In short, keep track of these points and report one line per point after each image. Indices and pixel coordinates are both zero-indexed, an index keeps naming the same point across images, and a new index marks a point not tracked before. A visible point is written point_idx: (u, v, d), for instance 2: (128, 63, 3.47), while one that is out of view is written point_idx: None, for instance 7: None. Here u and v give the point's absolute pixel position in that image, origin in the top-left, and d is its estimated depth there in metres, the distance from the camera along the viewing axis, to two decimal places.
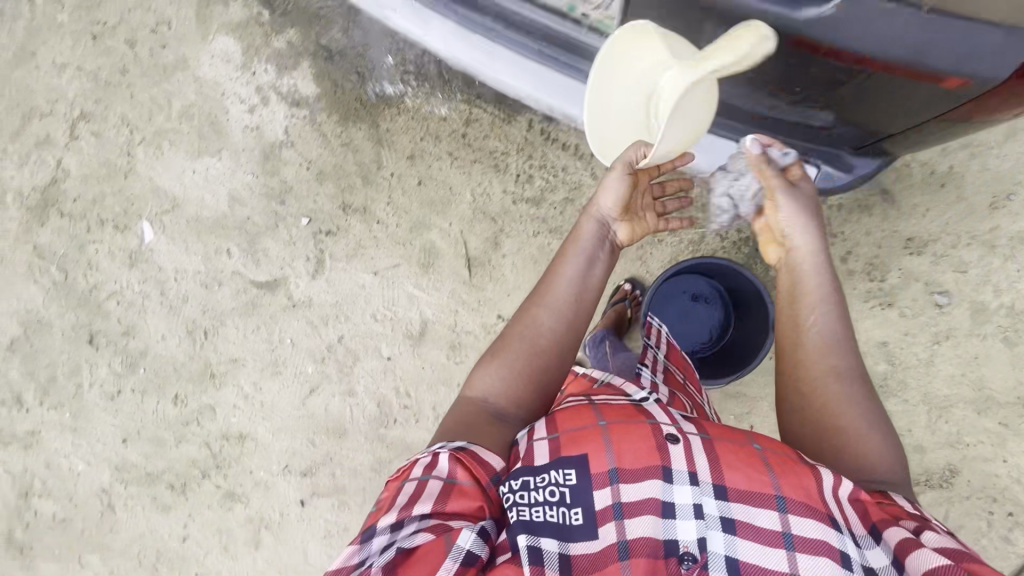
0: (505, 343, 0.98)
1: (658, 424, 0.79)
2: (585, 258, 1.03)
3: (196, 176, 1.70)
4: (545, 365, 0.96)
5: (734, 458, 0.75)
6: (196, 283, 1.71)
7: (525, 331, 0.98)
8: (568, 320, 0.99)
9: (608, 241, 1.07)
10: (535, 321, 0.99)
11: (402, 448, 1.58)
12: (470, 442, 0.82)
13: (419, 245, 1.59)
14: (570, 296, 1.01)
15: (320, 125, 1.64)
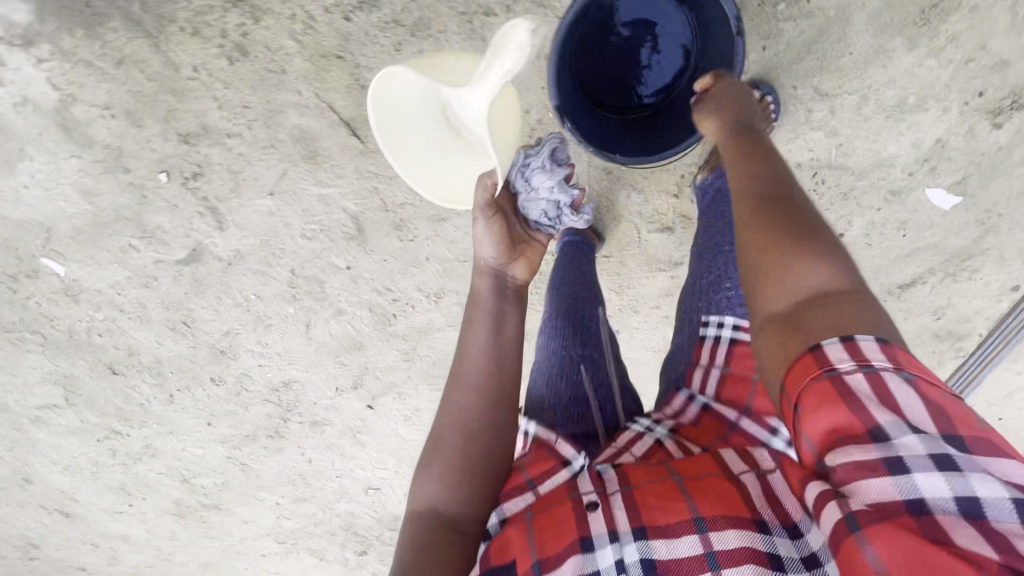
0: (439, 439, 0.89)
1: (579, 496, 0.76)
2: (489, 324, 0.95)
3: (31, 189, 1.41)
4: (485, 451, 0.86)
5: (651, 496, 0.73)
6: (137, 286, 1.57)
7: (454, 425, 0.88)
8: (492, 397, 0.90)
9: (507, 290, 1.00)
10: (458, 408, 0.89)
11: (417, 334, 1.54)
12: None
13: (287, 138, 1.24)
14: (489, 369, 0.92)
15: (73, 51, 1.18)
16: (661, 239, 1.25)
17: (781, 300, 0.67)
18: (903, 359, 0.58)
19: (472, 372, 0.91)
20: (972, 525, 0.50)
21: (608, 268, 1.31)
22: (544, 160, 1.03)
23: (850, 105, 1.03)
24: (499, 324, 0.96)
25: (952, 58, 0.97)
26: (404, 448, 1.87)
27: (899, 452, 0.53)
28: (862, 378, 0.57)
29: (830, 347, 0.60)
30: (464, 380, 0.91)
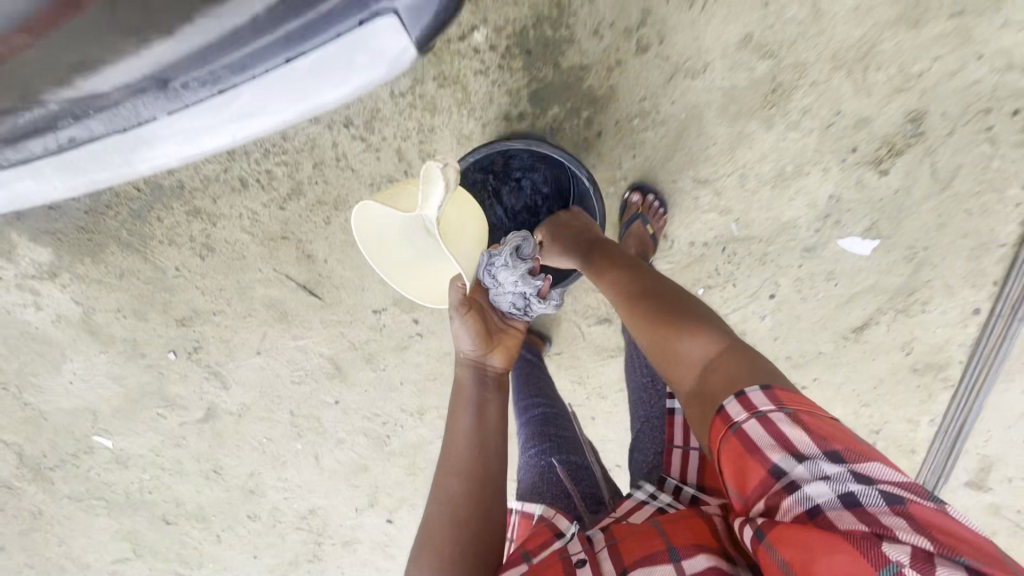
0: (419, 536, 0.73)
1: (568, 554, 0.67)
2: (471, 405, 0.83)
3: (76, 382, 1.67)
4: (479, 537, 0.70)
5: (632, 543, 0.66)
6: (171, 445, 1.78)
7: (443, 511, 0.72)
8: (481, 481, 0.75)
9: (489, 376, 0.89)
10: (447, 491, 0.74)
11: (412, 448, 1.63)
12: None
13: (260, 306, 1.42)
14: (478, 440, 0.80)
15: (87, 274, 1.44)
16: (602, 327, 1.31)
17: (684, 375, 0.69)
18: (784, 397, 0.57)
19: (458, 450, 0.78)
20: (854, 517, 0.47)
21: (561, 363, 1.37)
22: (507, 259, 0.93)
23: (732, 185, 1.08)
24: (484, 398, 0.85)
25: (810, 128, 1.01)
26: None
27: (803, 487, 0.50)
28: (756, 423, 0.56)
29: (730, 405, 0.59)
30: (450, 459, 0.78)
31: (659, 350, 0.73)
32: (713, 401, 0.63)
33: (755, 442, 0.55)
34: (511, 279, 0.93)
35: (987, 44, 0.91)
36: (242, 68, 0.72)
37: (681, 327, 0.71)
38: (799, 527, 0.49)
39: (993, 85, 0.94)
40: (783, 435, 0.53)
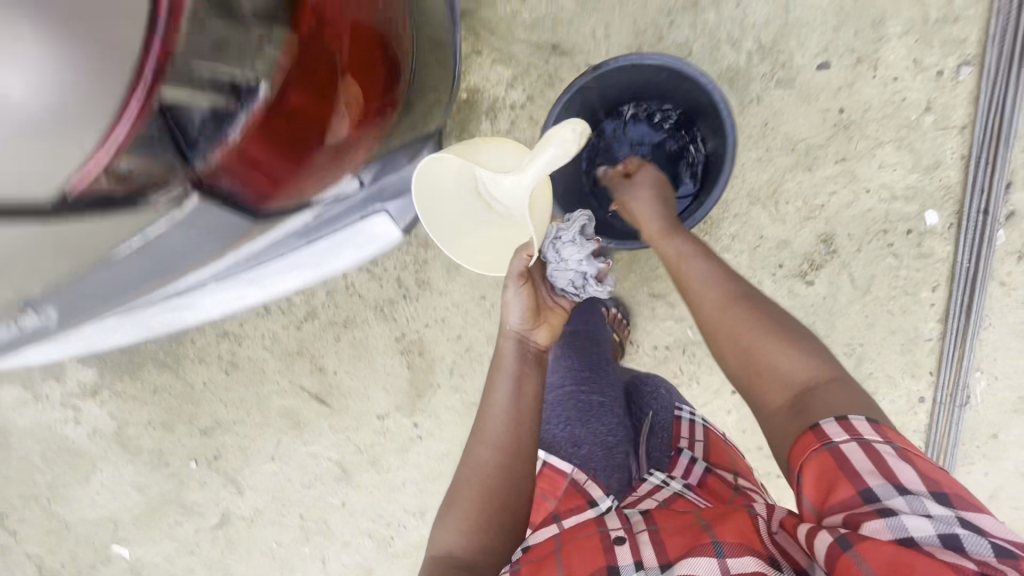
0: (454, 489, 0.86)
1: (606, 531, 0.77)
2: (512, 378, 0.93)
3: (103, 492, 1.78)
4: (504, 502, 0.83)
5: (672, 532, 0.73)
6: (184, 554, 1.84)
7: (475, 474, 0.85)
8: (514, 451, 0.87)
9: (531, 355, 0.98)
10: (481, 461, 0.87)
11: (415, 548, 1.68)
12: None
13: (277, 415, 1.57)
14: (515, 420, 0.90)
15: (126, 390, 1.62)
16: None
17: (772, 389, 0.77)
18: (890, 433, 0.65)
19: (497, 424, 0.89)
20: (955, 554, 0.53)
21: None
22: (576, 236, 0.99)
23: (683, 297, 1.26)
24: (524, 378, 0.94)
25: (741, 250, 1.21)
26: None
27: (905, 523, 0.56)
28: (857, 446, 0.63)
29: (828, 424, 0.67)
30: (488, 434, 0.89)
31: (747, 357, 0.80)
32: (804, 417, 0.70)
33: (853, 462, 0.62)
34: (576, 255, 0.99)
35: (871, 180, 1.12)
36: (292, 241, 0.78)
37: (773, 350, 0.78)
38: (896, 548, 0.55)
39: (883, 211, 1.14)
40: (889, 467, 0.61)
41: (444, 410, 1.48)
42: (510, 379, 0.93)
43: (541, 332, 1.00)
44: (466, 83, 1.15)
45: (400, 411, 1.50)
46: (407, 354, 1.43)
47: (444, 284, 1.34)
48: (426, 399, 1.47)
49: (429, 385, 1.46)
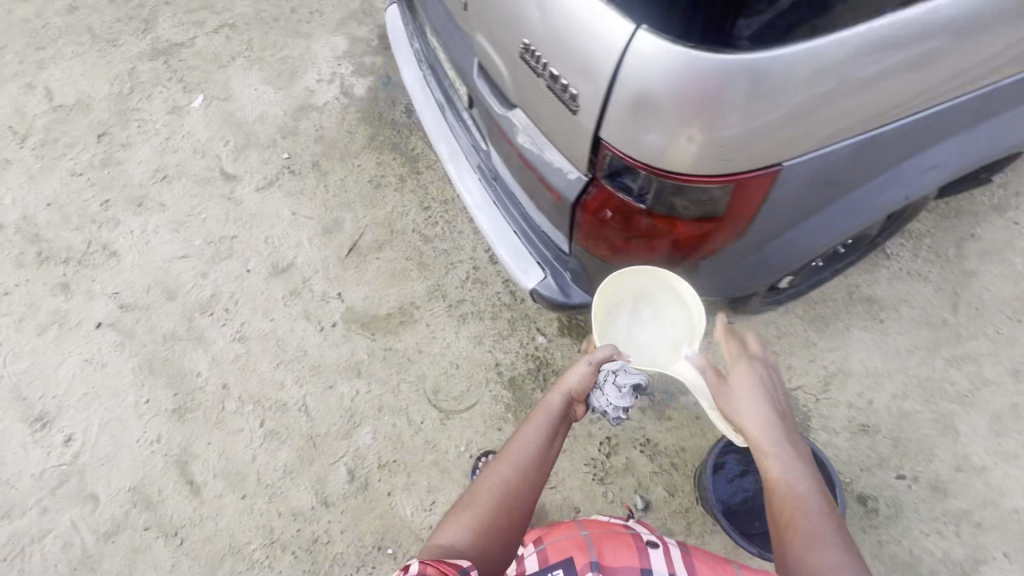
0: (469, 490, 0.81)
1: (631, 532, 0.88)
2: (544, 434, 0.87)
3: (254, 93, 2.23)
4: (505, 527, 0.77)
5: (605, 536, 0.85)
6: (192, 147, 2.14)
7: (499, 493, 0.80)
8: (525, 488, 0.82)
9: (568, 418, 0.93)
10: (502, 478, 0.82)
11: (194, 335, 1.76)
12: (582, 375, 0.93)
13: (334, 216, 1.93)
14: (528, 472, 0.83)
15: (347, 114, 2.15)
16: (345, 476, 1.53)
17: None
18: None
19: (525, 452, 0.85)
20: None
21: (306, 451, 1.57)
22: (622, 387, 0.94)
23: None
24: (555, 437, 0.89)
25: None
26: (41, 372, 1.75)
27: None
28: None
29: None
30: (513, 455, 0.84)
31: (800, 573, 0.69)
32: None
33: None
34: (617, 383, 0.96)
35: None
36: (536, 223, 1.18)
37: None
38: None
39: None
40: None
41: (348, 347, 1.70)
42: (543, 429, 0.88)
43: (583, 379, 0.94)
44: None
45: (345, 309, 1.76)
46: (400, 311, 1.74)
47: (465, 334, 1.68)
48: (358, 331, 1.72)
49: (371, 332, 1.71)
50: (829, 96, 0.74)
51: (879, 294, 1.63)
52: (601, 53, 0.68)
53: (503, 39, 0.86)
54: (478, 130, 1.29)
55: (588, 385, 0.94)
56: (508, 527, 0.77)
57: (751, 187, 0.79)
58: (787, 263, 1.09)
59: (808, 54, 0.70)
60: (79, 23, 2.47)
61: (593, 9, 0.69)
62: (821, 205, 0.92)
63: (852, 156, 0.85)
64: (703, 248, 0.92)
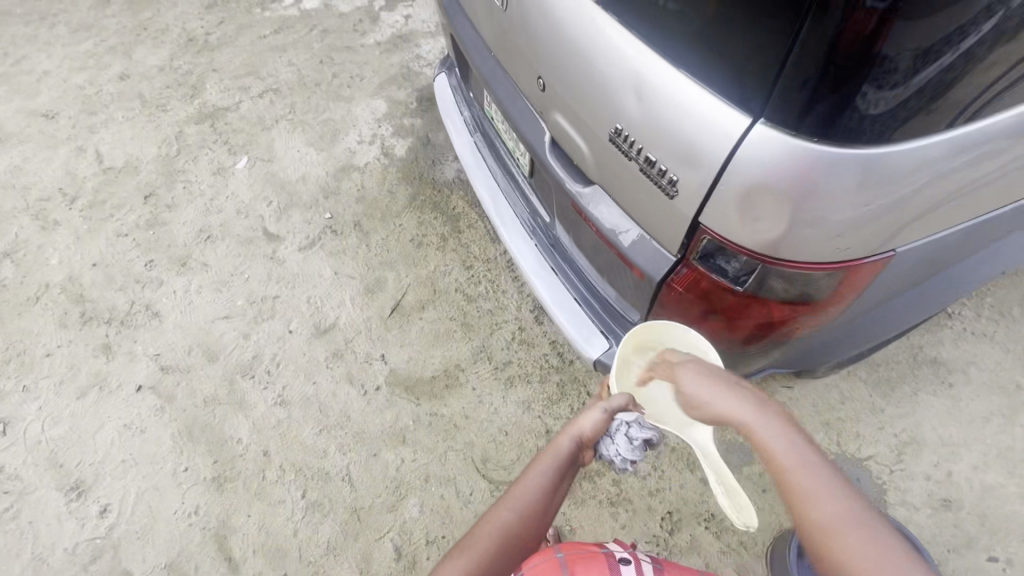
0: (461, 539, 0.71)
1: (609, 552, 0.81)
2: (549, 477, 0.77)
3: (297, 155, 2.29)
4: None
5: (580, 555, 0.78)
6: (236, 206, 2.17)
7: (492, 542, 0.70)
8: (521, 541, 0.71)
9: (579, 461, 0.82)
10: (495, 525, 0.71)
11: (235, 399, 1.73)
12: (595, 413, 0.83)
13: (376, 275, 1.92)
14: (529, 525, 0.73)
15: (388, 173, 2.18)
16: (391, 553, 1.45)
17: None
18: None
19: (525, 495, 0.74)
20: None
21: (349, 524, 1.50)
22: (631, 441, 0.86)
23: None
24: (561, 481, 0.78)
25: None
26: (79, 437, 1.72)
27: None
28: None
29: None
30: (513, 500, 0.74)
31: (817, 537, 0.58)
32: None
33: None
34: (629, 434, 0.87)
35: None
36: (603, 293, 1.16)
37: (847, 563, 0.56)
38: None
39: None
40: None
41: (392, 412, 1.65)
42: (548, 471, 0.77)
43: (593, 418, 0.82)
44: None
45: (388, 371, 1.72)
46: (445, 374, 1.70)
47: (512, 398, 1.64)
48: (402, 396, 1.67)
49: (415, 395, 1.67)
50: (935, 185, 0.72)
51: (945, 356, 1.56)
52: (710, 145, 0.67)
53: (587, 120, 0.85)
54: (536, 198, 1.29)
55: (601, 431, 0.82)
56: None
57: (858, 272, 0.77)
58: (872, 339, 1.05)
59: (924, 146, 0.68)
60: (131, 90, 2.58)
61: (700, 100, 0.68)
62: (916, 285, 0.89)
63: (951, 240, 0.83)
64: (793, 328, 0.88)
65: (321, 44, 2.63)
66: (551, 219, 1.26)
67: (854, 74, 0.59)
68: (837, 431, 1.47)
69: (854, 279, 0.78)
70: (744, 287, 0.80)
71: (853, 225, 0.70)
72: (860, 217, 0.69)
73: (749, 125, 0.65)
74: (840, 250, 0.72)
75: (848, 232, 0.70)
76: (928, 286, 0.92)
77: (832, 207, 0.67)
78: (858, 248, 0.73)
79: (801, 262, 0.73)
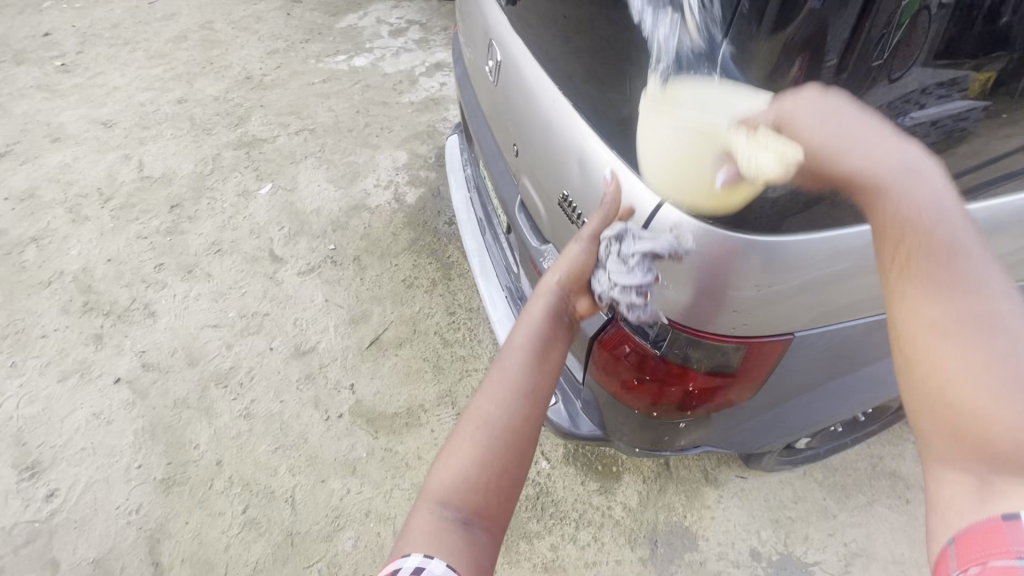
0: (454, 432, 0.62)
1: None
2: (535, 332, 0.68)
3: (316, 188, 2.47)
4: (489, 472, 0.59)
5: None
6: (250, 226, 2.33)
7: (481, 424, 0.61)
8: (522, 410, 0.62)
9: (570, 310, 0.73)
10: (484, 408, 0.63)
11: (203, 404, 1.78)
12: (583, 258, 0.75)
13: (363, 307, 2.01)
14: (525, 400, 0.63)
15: (395, 216, 2.33)
16: None
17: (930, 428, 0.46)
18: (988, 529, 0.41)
19: (512, 364, 0.65)
20: None
21: (282, 548, 1.48)
22: (626, 262, 0.71)
23: None
24: (555, 339, 0.69)
25: None
26: (49, 418, 1.77)
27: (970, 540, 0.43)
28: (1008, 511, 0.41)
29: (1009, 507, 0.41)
30: (499, 374, 0.65)
31: (951, 432, 0.45)
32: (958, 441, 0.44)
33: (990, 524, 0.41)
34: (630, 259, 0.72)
35: None
36: None
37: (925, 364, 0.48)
38: None
39: None
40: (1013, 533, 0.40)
41: (348, 440, 1.67)
42: (534, 327, 0.68)
43: (576, 258, 0.75)
44: (619, 467, 1.55)
45: (354, 400, 1.77)
46: (407, 411, 1.73)
47: None
48: (362, 427, 1.70)
49: (374, 427, 1.70)
50: (839, 278, 0.79)
51: (904, 470, 1.54)
52: (629, 214, 0.76)
53: (543, 183, 0.96)
54: (511, 252, 1.39)
55: (588, 265, 0.75)
56: (500, 466, 0.60)
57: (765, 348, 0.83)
58: (805, 426, 1.09)
59: (827, 241, 0.75)
60: (184, 112, 2.85)
61: (626, 176, 0.78)
62: (833, 373, 0.95)
63: (866, 335, 0.90)
64: (714, 398, 0.92)
65: (361, 97, 2.90)
66: (520, 273, 1.35)
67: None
68: (785, 530, 1.44)
69: (763, 355, 0.84)
70: (662, 351, 0.86)
71: (757, 304, 0.76)
72: (766, 297, 0.76)
73: (659, 203, 0.73)
74: (745, 325, 0.78)
75: (755, 309, 0.77)
76: (848, 377, 0.98)
77: (738, 284, 0.74)
78: (762, 325, 0.79)
79: (708, 332, 0.79)
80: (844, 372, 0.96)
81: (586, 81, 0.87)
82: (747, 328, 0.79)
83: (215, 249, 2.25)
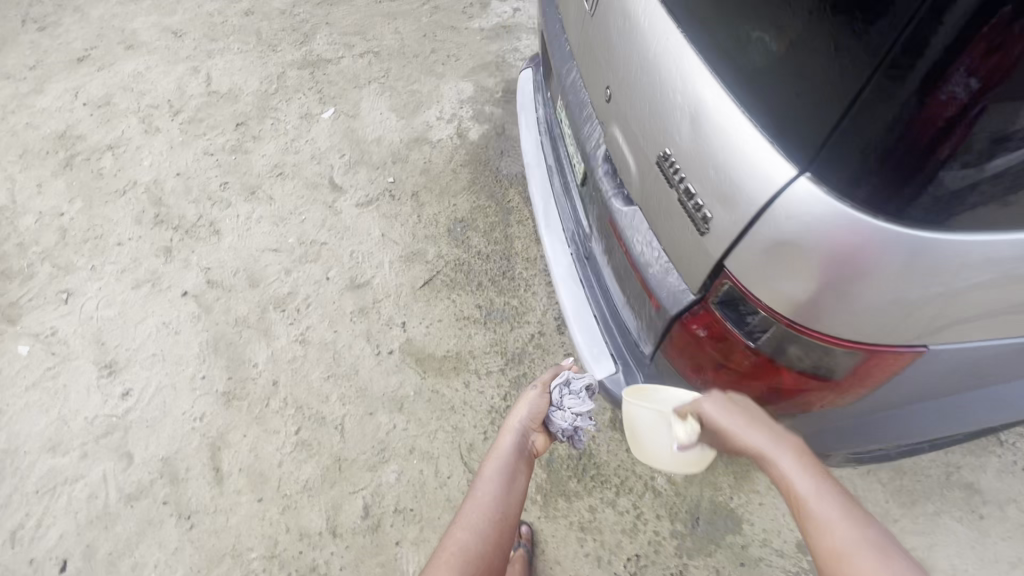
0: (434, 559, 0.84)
1: None
2: (504, 473, 0.94)
3: (379, 116, 2.39)
4: None
5: None
6: (312, 151, 2.30)
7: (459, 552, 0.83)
8: (489, 534, 0.86)
9: (528, 455, 1.00)
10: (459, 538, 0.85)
11: (262, 326, 1.83)
12: (533, 409, 1.03)
13: (419, 245, 1.98)
14: (494, 523, 0.87)
15: (457, 153, 2.23)
16: (359, 510, 1.50)
17: None
18: None
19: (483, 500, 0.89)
20: None
21: (330, 471, 1.55)
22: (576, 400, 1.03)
23: None
24: (515, 479, 0.94)
25: None
26: (124, 322, 1.88)
27: None
28: None
29: None
30: (472, 509, 0.89)
31: None
32: None
33: None
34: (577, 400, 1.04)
35: None
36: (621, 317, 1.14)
37: None
38: None
39: None
40: None
41: (397, 377, 1.69)
42: (499, 472, 0.94)
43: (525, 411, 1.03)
44: None
45: (405, 338, 1.77)
46: (456, 355, 1.72)
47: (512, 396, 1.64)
48: (411, 365, 1.72)
49: (423, 367, 1.71)
50: (988, 289, 0.67)
51: (983, 484, 1.42)
52: (750, 188, 0.65)
53: (639, 137, 0.85)
54: (582, 207, 1.29)
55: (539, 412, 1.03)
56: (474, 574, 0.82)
57: (883, 355, 0.72)
58: (893, 438, 0.99)
59: (984, 244, 0.63)
60: (251, 25, 2.78)
61: (750, 141, 0.65)
62: (946, 390, 0.83)
63: (999, 353, 0.77)
64: (805, 401, 0.82)
65: (429, 19, 2.72)
66: (590, 230, 1.26)
67: (932, 146, 0.55)
68: None
69: (879, 362, 0.73)
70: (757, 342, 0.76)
71: (883, 308, 0.65)
72: (896, 303, 0.65)
73: (792, 176, 0.62)
74: (865, 329, 0.68)
75: (879, 314, 0.66)
76: (960, 395, 0.87)
77: (867, 285, 0.63)
78: (885, 333, 0.68)
79: (819, 333, 0.69)
80: (958, 390, 0.85)
81: (707, 23, 0.74)
82: (867, 333, 0.68)
83: (276, 171, 2.24)
